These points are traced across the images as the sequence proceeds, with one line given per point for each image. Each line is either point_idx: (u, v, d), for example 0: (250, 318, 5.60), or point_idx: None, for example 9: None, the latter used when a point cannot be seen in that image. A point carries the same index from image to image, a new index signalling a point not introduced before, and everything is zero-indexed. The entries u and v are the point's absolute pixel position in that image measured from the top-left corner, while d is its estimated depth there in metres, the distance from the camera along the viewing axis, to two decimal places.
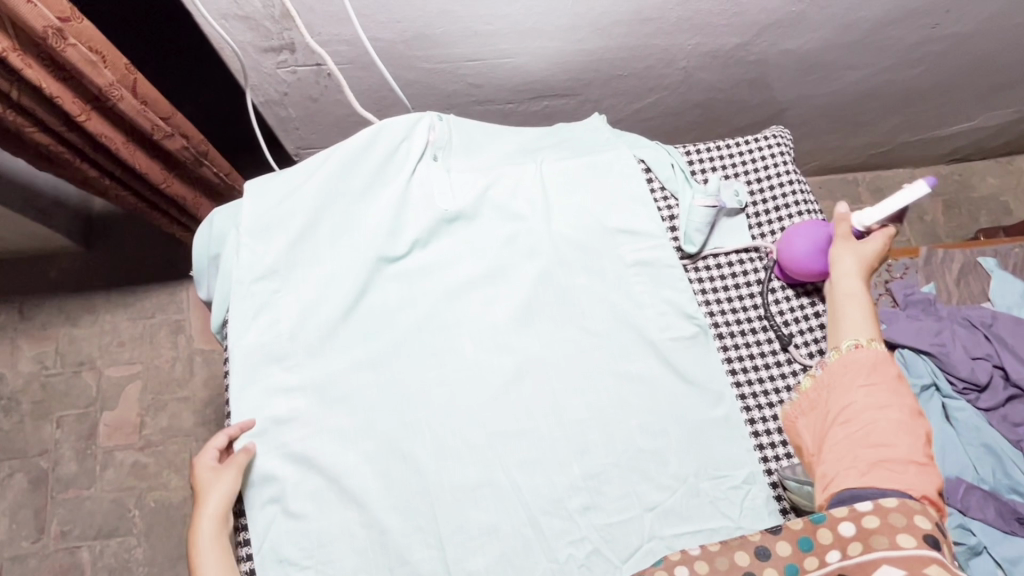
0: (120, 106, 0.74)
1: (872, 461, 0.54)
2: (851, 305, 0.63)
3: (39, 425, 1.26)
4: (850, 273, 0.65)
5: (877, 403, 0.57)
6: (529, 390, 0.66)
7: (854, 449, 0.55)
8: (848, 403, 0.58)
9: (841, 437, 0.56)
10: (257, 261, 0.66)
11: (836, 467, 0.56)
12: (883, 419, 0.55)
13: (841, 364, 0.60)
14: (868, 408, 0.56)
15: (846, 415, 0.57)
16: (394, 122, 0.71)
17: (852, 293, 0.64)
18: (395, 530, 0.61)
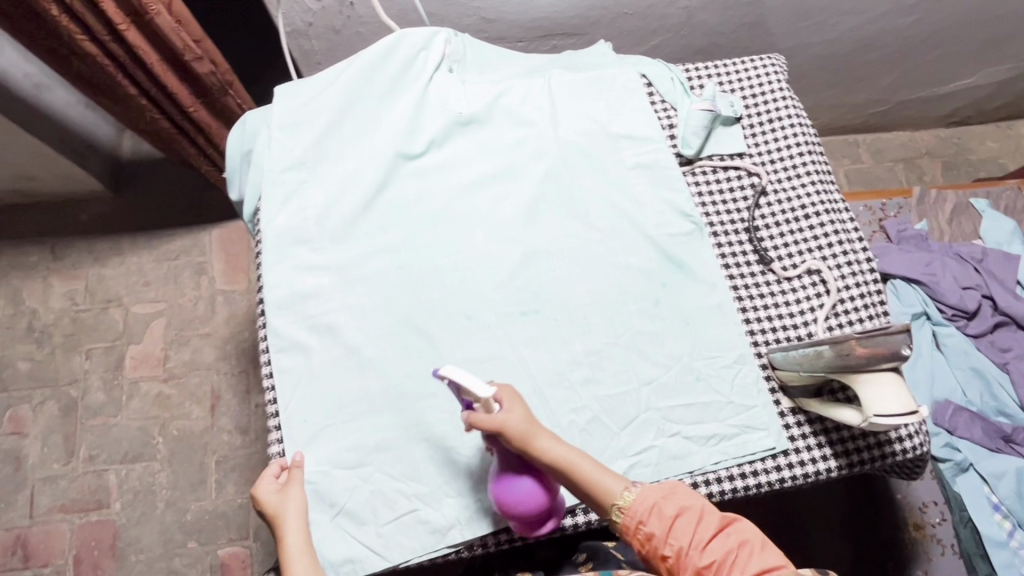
0: (156, 20, 0.80)
1: (707, 550, 0.55)
2: (577, 467, 0.58)
3: (70, 357, 1.32)
4: (536, 438, 0.58)
5: (650, 505, 0.57)
6: (535, 277, 0.71)
7: (692, 554, 0.55)
8: (654, 524, 0.57)
9: (681, 554, 0.55)
10: (286, 154, 0.72)
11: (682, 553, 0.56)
12: (674, 512, 0.57)
13: (625, 512, 0.58)
14: (657, 514, 0.57)
15: (662, 534, 0.56)
16: (413, 33, 0.77)
17: (558, 453, 0.58)
18: (411, 394, 0.66)
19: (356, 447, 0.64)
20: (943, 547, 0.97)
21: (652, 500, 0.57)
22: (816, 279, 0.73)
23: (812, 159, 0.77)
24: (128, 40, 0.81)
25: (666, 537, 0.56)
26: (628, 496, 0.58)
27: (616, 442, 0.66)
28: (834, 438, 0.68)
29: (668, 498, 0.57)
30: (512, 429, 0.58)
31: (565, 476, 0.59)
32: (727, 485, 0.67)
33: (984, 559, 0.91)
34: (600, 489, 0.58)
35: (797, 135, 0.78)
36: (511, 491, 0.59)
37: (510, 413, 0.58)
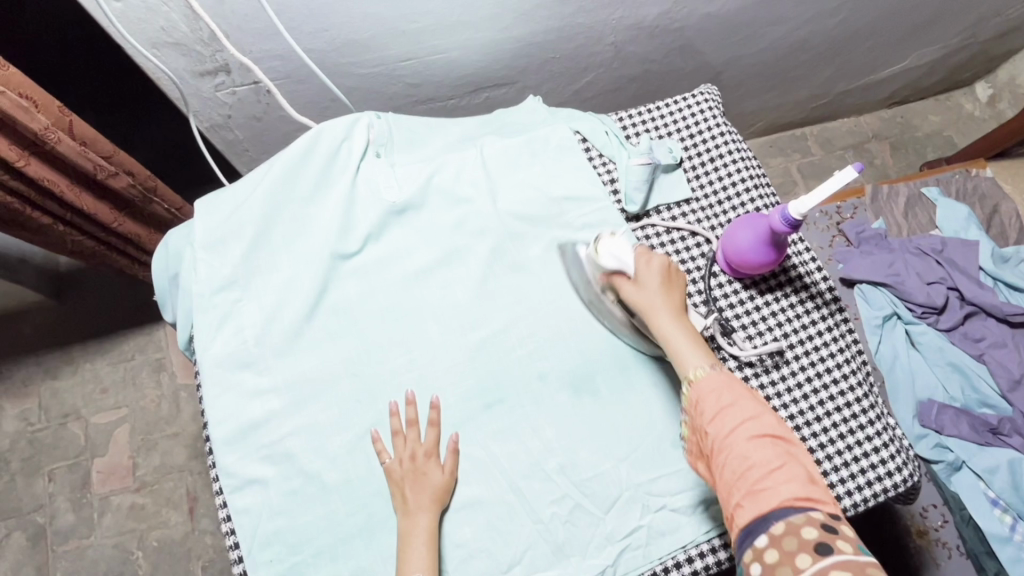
0: (58, 148, 0.76)
1: (753, 452, 0.52)
2: (671, 338, 0.60)
3: (31, 481, 1.25)
4: (660, 317, 0.61)
5: (756, 414, 0.54)
6: (494, 363, 0.68)
7: (734, 441, 0.53)
8: (709, 405, 0.55)
9: (721, 438, 0.54)
10: (214, 274, 0.68)
11: (723, 449, 0.53)
12: (750, 412, 0.54)
13: (692, 387, 0.57)
14: (748, 418, 0.54)
15: (709, 414, 0.55)
16: (334, 124, 0.73)
17: (673, 338, 0.60)
18: (380, 513, 0.62)
19: None
20: (949, 550, 0.95)
21: (737, 392, 0.55)
22: (782, 321, 0.71)
23: (759, 193, 0.76)
24: (29, 173, 0.77)
25: (717, 429, 0.54)
26: (702, 373, 0.57)
27: (603, 529, 0.63)
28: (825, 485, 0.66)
29: (732, 399, 0.55)
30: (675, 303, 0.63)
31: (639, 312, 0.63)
32: (722, 554, 0.64)
33: (992, 557, 0.90)
34: (683, 361, 0.59)
35: (741, 171, 0.77)
36: (738, 229, 0.69)
37: (645, 267, 0.64)
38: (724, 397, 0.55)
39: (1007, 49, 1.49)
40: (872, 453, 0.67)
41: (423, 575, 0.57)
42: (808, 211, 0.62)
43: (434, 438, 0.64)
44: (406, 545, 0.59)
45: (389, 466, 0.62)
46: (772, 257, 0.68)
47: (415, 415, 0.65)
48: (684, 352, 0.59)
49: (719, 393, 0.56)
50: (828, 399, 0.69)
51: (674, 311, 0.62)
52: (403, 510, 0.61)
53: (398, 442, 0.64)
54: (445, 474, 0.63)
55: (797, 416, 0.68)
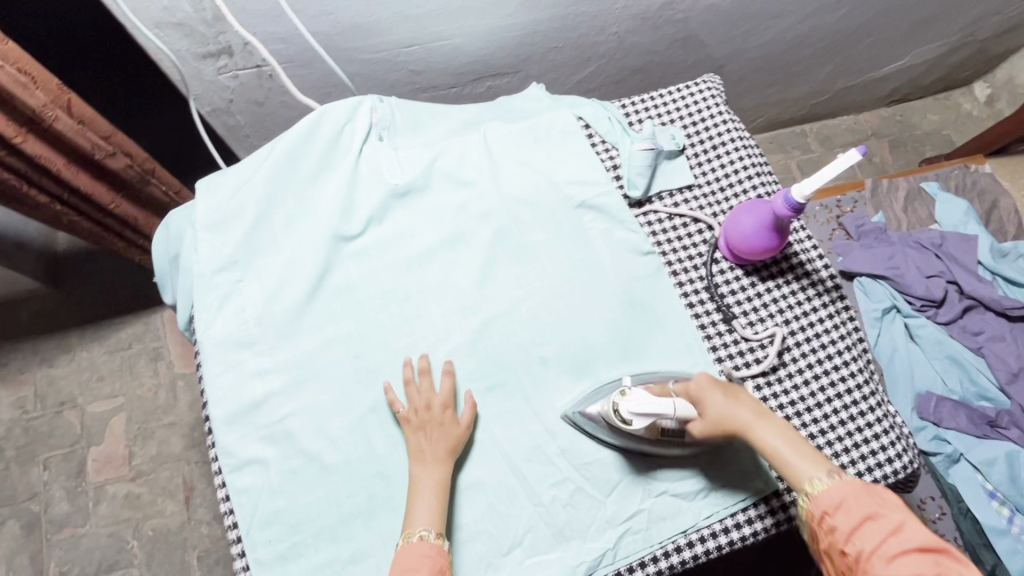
0: (55, 126, 0.77)
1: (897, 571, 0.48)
2: (774, 449, 0.57)
3: (26, 469, 1.25)
4: (755, 428, 0.58)
5: (893, 522, 0.51)
6: (496, 347, 0.68)
7: (871, 552, 0.50)
8: (841, 519, 0.52)
9: (862, 558, 0.50)
10: (215, 254, 0.68)
11: (862, 562, 0.50)
12: (889, 526, 0.51)
13: (810, 500, 0.54)
14: (887, 533, 0.50)
15: (841, 527, 0.52)
16: (336, 106, 0.73)
17: (777, 446, 0.57)
18: (380, 494, 0.62)
19: (332, 561, 0.60)
20: (947, 542, 0.94)
21: (868, 501, 0.52)
22: (783, 307, 0.71)
23: (762, 181, 0.76)
24: (26, 151, 0.77)
25: (850, 536, 0.52)
26: (820, 486, 0.54)
27: (603, 512, 0.63)
28: None
29: (868, 507, 0.52)
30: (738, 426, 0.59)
31: (730, 431, 0.59)
32: (722, 539, 0.64)
33: (988, 549, 0.91)
34: (794, 471, 0.56)
35: (744, 159, 0.77)
36: (741, 213, 0.69)
37: (705, 388, 0.61)
38: (858, 508, 0.52)
39: (1006, 48, 1.50)
40: (872, 439, 0.67)
41: (432, 529, 0.58)
42: (812, 194, 0.62)
43: (449, 388, 0.64)
44: (415, 494, 0.60)
45: (404, 415, 0.63)
46: (773, 243, 0.68)
47: (429, 366, 0.65)
48: (793, 460, 0.56)
49: (850, 500, 0.53)
50: (828, 385, 0.69)
51: (760, 419, 0.59)
52: (416, 459, 0.61)
53: (411, 391, 0.64)
54: (460, 426, 0.63)
55: (798, 402, 0.68)
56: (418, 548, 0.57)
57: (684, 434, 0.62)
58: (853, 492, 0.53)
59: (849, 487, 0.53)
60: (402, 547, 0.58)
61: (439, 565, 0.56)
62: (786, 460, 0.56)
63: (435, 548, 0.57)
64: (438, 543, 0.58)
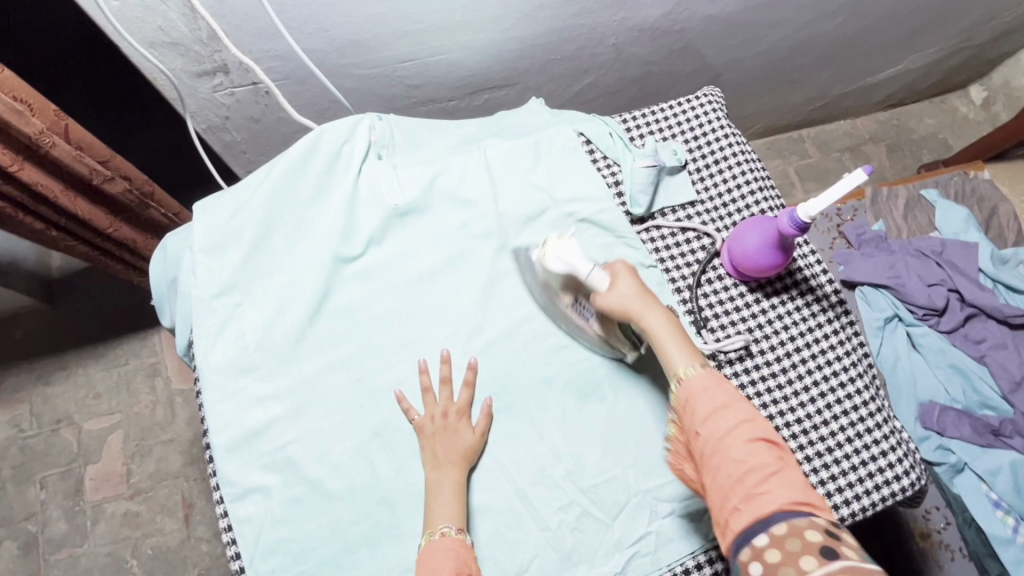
0: (53, 153, 0.75)
1: (751, 457, 0.51)
2: (658, 335, 0.58)
3: (22, 489, 1.23)
4: (643, 312, 0.59)
5: (748, 417, 0.54)
6: (500, 368, 0.67)
7: (729, 443, 0.52)
8: (704, 405, 0.54)
9: (719, 442, 0.53)
10: (214, 278, 0.67)
11: (718, 452, 0.52)
12: (744, 416, 0.54)
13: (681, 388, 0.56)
14: (743, 423, 0.53)
15: (700, 413, 0.54)
16: (335, 125, 0.72)
17: (660, 335, 0.58)
18: (384, 521, 0.61)
19: None
20: (951, 552, 0.95)
21: (727, 393, 0.55)
22: (788, 324, 0.71)
23: (764, 196, 0.76)
24: (23, 178, 0.76)
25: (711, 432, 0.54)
26: (692, 373, 0.56)
27: (610, 536, 0.62)
28: (833, 489, 0.65)
29: (725, 402, 0.54)
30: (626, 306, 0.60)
31: (620, 312, 0.60)
32: (730, 560, 0.63)
33: (993, 558, 0.91)
34: (671, 359, 0.57)
35: (746, 174, 0.76)
36: (746, 230, 0.69)
37: (623, 270, 0.62)
38: (720, 405, 0.54)
39: (1002, 52, 1.50)
40: (879, 457, 0.66)
41: (453, 526, 0.59)
42: (818, 213, 0.61)
43: (467, 398, 0.65)
44: (433, 496, 0.60)
45: (419, 423, 0.63)
46: (778, 261, 0.67)
47: (448, 374, 0.65)
48: (671, 347, 0.57)
49: (716, 398, 0.55)
50: (835, 402, 0.68)
51: (648, 306, 0.59)
52: (432, 464, 0.61)
53: (427, 400, 0.64)
54: (474, 435, 0.63)
55: (804, 419, 0.68)
56: (443, 544, 0.57)
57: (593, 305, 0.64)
58: (717, 390, 0.55)
59: (713, 384, 0.55)
60: (424, 546, 0.58)
61: (464, 559, 0.57)
62: (661, 345, 0.58)
63: (458, 543, 0.58)
64: (460, 538, 0.58)
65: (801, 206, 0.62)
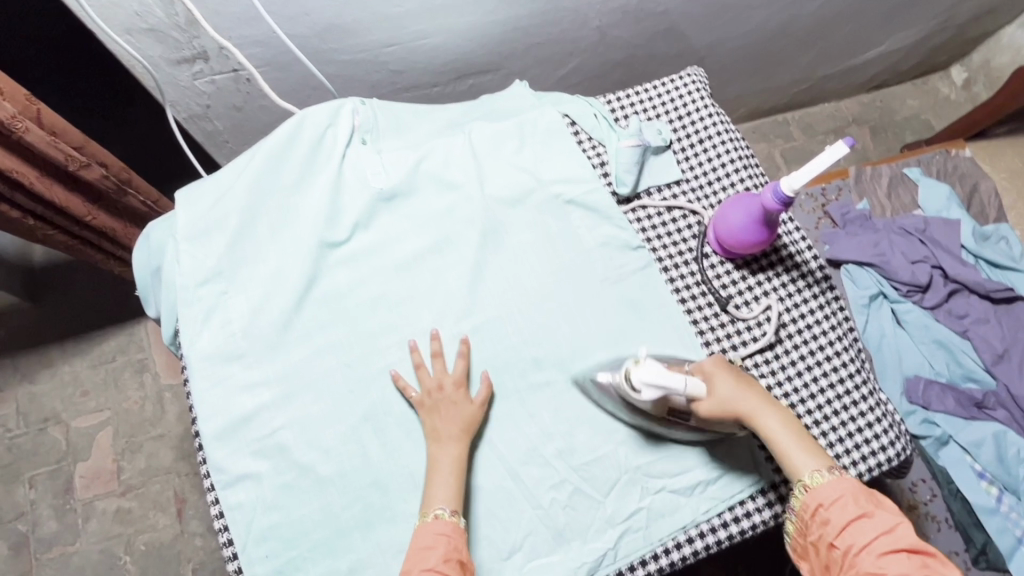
0: (26, 138, 0.74)
1: (886, 567, 0.51)
2: (775, 437, 0.58)
3: (11, 489, 1.22)
4: (760, 414, 0.59)
5: (887, 524, 0.53)
6: (490, 351, 0.67)
7: (863, 548, 0.52)
8: (836, 513, 0.55)
9: (851, 552, 0.53)
10: (198, 266, 0.66)
11: (851, 553, 0.53)
12: (883, 526, 0.53)
13: (808, 490, 0.56)
14: (880, 532, 0.53)
15: (831, 515, 0.55)
16: (317, 110, 0.72)
17: (777, 434, 0.58)
18: (377, 504, 0.61)
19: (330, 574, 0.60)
20: (938, 523, 0.95)
21: (860, 496, 0.55)
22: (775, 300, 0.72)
23: (748, 173, 0.76)
24: None
25: (840, 530, 0.54)
26: (819, 478, 0.56)
27: (602, 513, 0.63)
28: None
29: (856, 503, 0.54)
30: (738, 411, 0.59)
31: (733, 416, 0.59)
32: (721, 534, 0.64)
33: (979, 528, 0.93)
34: (792, 460, 0.58)
35: (730, 152, 0.77)
36: (730, 207, 0.69)
37: (716, 370, 0.61)
38: (852, 506, 0.54)
39: (982, 31, 1.51)
40: (865, 428, 0.67)
41: (447, 508, 0.58)
42: (802, 186, 0.62)
43: (462, 370, 0.65)
44: (433, 472, 0.60)
45: (417, 399, 0.63)
46: (763, 238, 0.68)
47: (439, 350, 0.65)
48: (793, 449, 0.58)
49: (847, 498, 0.55)
50: (821, 376, 0.69)
51: (765, 406, 0.59)
52: (433, 437, 0.62)
53: (422, 377, 0.64)
54: (474, 408, 0.63)
55: (792, 394, 0.68)
56: (438, 526, 0.57)
57: (687, 416, 0.61)
58: (849, 491, 0.55)
59: (843, 485, 0.56)
60: (420, 526, 0.58)
61: (457, 543, 0.57)
62: (784, 449, 0.58)
63: (451, 526, 0.57)
64: (454, 521, 0.58)
65: (784, 180, 0.62)
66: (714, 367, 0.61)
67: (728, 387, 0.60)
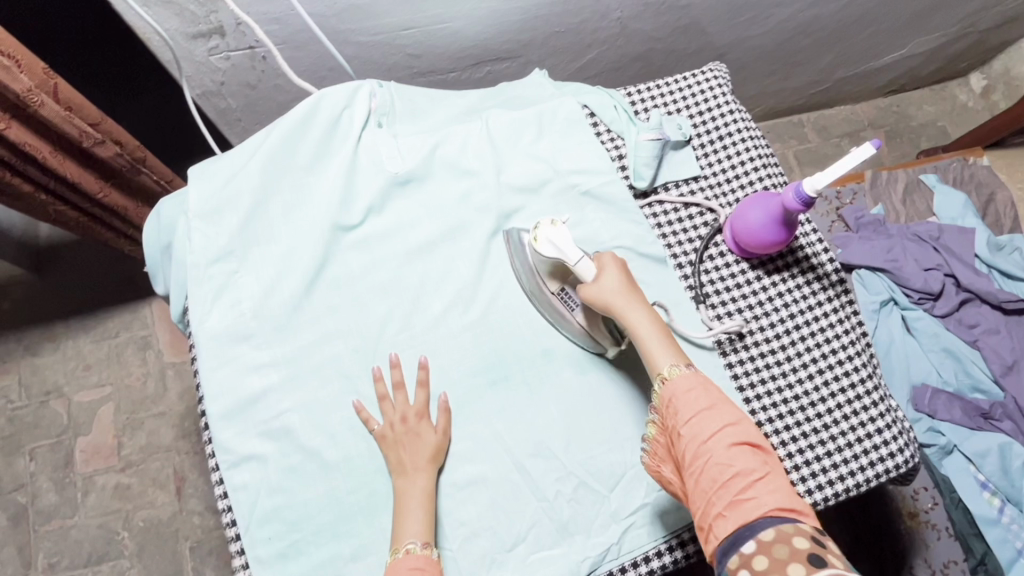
0: (42, 112, 0.73)
1: (732, 460, 0.52)
2: (641, 333, 0.58)
3: (11, 460, 1.22)
4: (627, 310, 0.59)
5: (735, 420, 0.54)
6: (500, 342, 0.66)
7: (712, 445, 0.52)
8: (686, 408, 0.54)
9: (700, 443, 0.53)
10: (210, 244, 0.66)
11: (697, 445, 0.53)
12: (727, 419, 0.54)
13: (664, 386, 0.56)
14: (728, 426, 0.53)
15: (687, 416, 0.54)
16: (334, 91, 0.71)
17: (640, 330, 0.58)
18: (382, 490, 0.61)
19: (333, 559, 0.59)
20: (938, 531, 0.98)
21: (713, 394, 0.55)
22: (789, 301, 0.71)
23: (768, 172, 0.75)
24: (11, 138, 0.74)
25: (690, 422, 0.54)
26: (676, 372, 0.56)
27: (607, 508, 0.63)
28: (830, 463, 0.66)
29: (708, 399, 0.55)
30: (607, 302, 0.59)
31: (602, 307, 0.60)
32: None
33: (979, 538, 0.93)
34: (651, 355, 0.57)
35: (750, 150, 0.76)
36: (747, 207, 0.68)
37: (609, 263, 0.61)
38: (709, 406, 0.54)
39: (1004, 39, 1.49)
40: (875, 434, 0.67)
41: (418, 543, 0.57)
42: (825, 187, 0.61)
43: (423, 399, 0.63)
44: (402, 507, 0.59)
45: (380, 432, 0.62)
46: (781, 237, 0.67)
47: (400, 378, 0.64)
48: (654, 345, 0.57)
49: (703, 398, 0.55)
50: (832, 380, 0.69)
51: (636, 305, 0.59)
52: (398, 472, 0.60)
53: (385, 407, 0.63)
54: (438, 435, 0.62)
55: (802, 397, 0.68)
56: (408, 564, 0.56)
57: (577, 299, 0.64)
58: (708, 390, 0.55)
59: (699, 383, 0.55)
60: (390, 564, 0.57)
61: None
62: (649, 343, 0.57)
63: (423, 560, 0.56)
64: (426, 554, 0.57)
65: (807, 180, 0.61)
66: (611, 260, 0.61)
67: (612, 279, 0.60)
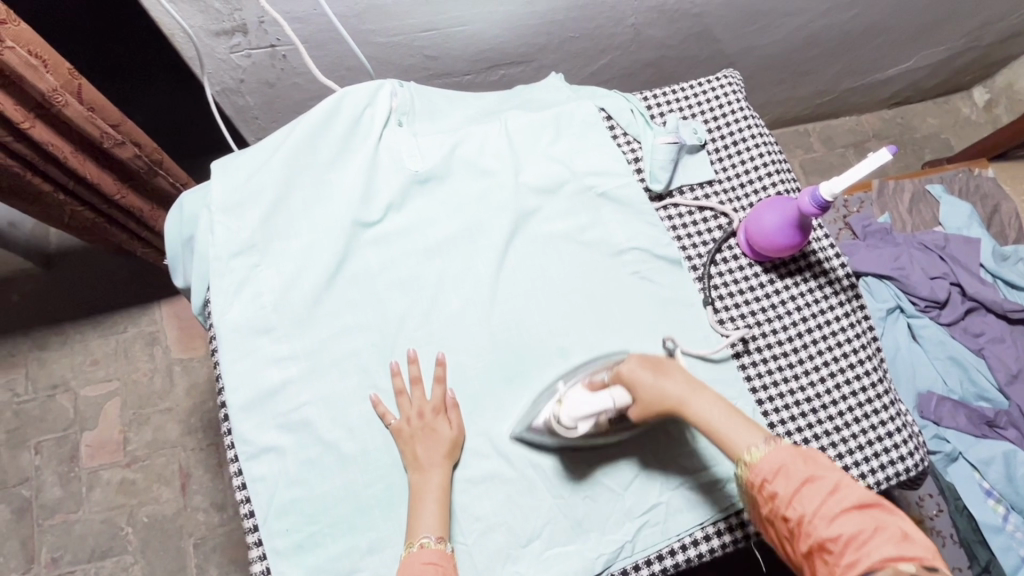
0: (65, 112, 0.74)
1: (839, 528, 0.48)
2: (710, 418, 0.55)
3: (16, 454, 1.22)
4: (687, 402, 0.56)
5: (834, 486, 0.51)
6: (517, 339, 0.67)
7: (816, 519, 0.49)
8: (781, 485, 0.52)
9: (805, 521, 0.50)
10: (232, 237, 0.66)
11: (800, 522, 0.50)
12: (826, 485, 0.51)
13: (750, 469, 0.53)
14: (828, 492, 0.50)
15: (783, 494, 0.51)
16: (357, 89, 0.72)
17: (709, 417, 0.55)
18: (399, 485, 0.62)
19: (349, 551, 0.60)
20: None
21: (804, 463, 0.52)
22: (801, 305, 0.72)
23: (781, 178, 0.76)
24: (34, 137, 0.75)
25: (789, 499, 0.51)
26: (760, 452, 0.53)
27: (621, 506, 0.63)
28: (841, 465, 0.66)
29: (799, 467, 0.52)
30: (663, 402, 0.57)
31: (664, 408, 0.57)
32: (739, 532, 0.64)
33: (984, 545, 0.93)
34: (729, 440, 0.54)
35: (764, 156, 0.77)
36: (762, 212, 0.69)
37: (636, 369, 0.58)
38: (804, 477, 0.52)
39: (1008, 54, 1.51)
40: (886, 437, 0.67)
41: (432, 536, 0.58)
42: (840, 193, 0.62)
43: (440, 395, 0.64)
44: (417, 501, 0.59)
45: (396, 426, 0.62)
46: (794, 242, 0.68)
47: (418, 373, 0.64)
48: (730, 427, 0.55)
49: (794, 472, 0.52)
50: (844, 383, 0.69)
51: (695, 390, 0.57)
52: (414, 466, 0.61)
53: (402, 401, 0.63)
54: (452, 430, 0.63)
55: (814, 399, 0.68)
56: (421, 557, 0.56)
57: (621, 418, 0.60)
58: (796, 464, 0.52)
59: (788, 456, 0.53)
60: (405, 557, 0.57)
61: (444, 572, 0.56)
62: (723, 429, 0.55)
63: (438, 553, 0.57)
64: (440, 548, 0.57)
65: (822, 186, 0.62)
66: (636, 365, 0.59)
67: (659, 385, 0.57)
